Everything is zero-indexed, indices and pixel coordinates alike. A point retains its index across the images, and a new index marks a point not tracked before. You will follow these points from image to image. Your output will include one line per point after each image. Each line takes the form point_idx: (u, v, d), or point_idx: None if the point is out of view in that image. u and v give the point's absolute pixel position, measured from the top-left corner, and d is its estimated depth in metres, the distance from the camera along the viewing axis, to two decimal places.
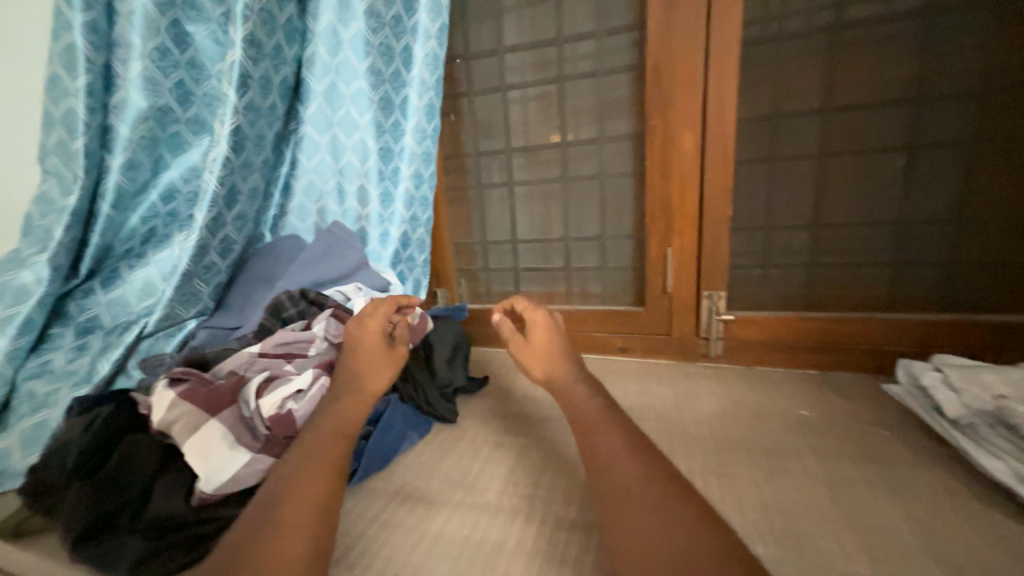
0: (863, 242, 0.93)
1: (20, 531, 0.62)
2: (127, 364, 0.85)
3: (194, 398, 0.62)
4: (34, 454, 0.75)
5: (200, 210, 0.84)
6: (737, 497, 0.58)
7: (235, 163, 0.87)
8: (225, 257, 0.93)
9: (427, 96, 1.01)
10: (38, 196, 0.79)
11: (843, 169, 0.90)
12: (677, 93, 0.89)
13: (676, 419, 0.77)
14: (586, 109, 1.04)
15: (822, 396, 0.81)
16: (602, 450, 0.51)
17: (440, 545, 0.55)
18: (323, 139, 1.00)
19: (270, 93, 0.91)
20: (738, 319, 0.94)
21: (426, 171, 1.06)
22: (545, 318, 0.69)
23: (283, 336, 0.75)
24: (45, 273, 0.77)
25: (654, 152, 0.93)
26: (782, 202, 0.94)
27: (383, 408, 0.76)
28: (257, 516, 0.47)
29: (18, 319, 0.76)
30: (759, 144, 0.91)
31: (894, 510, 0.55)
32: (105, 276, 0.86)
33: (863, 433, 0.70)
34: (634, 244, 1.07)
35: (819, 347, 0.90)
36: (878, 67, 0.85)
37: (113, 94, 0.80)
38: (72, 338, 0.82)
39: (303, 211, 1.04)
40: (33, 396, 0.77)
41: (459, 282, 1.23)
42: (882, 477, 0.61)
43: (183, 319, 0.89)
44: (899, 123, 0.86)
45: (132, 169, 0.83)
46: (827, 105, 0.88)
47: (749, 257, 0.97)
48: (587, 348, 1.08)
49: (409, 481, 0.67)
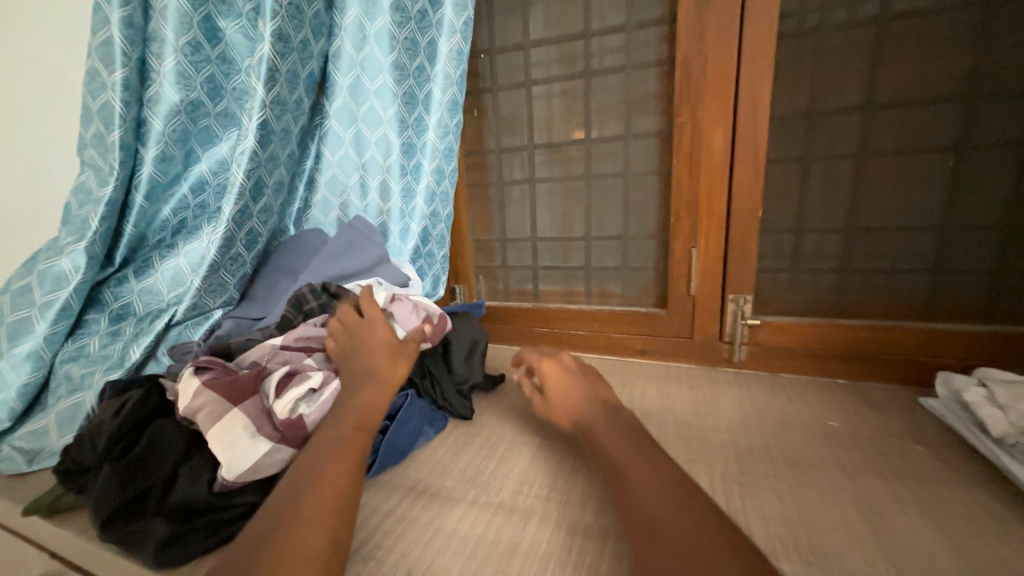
0: (903, 247, 0.88)
1: (54, 509, 0.63)
2: (157, 350, 0.86)
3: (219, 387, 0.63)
4: (69, 435, 0.77)
5: (228, 203, 0.86)
6: (760, 510, 0.56)
7: (262, 156, 0.88)
8: (250, 249, 0.94)
9: (450, 92, 1.02)
10: (77, 187, 0.82)
11: (884, 169, 0.86)
12: (708, 89, 0.86)
13: (697, 425, 0.75)
14: (612, 105, 1.02)
15: (853, 408, 0.78)
16: (625, 467, 0.50)
17: (454, 543, 0.54)
18: (347, 134, 1.01)
19: (297, 88, 0.92)
20: (764, 324, 0.91)
21: (447, 167, 1.07)
22: (554, 370, 0.71)
23: (303, 330, 0.77)
24: (83, 261, 0.80)
25: (681, 150, 0.90)
26: (816, 203, 0.90)
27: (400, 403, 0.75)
28: (279, 504, 0.48)
29: (57, 305, 0.80)
30: (793, 143, 0.88)
31: (931, 531, 0.52)
32: (138, 265, 0.90)
33: (897, 448, 0.67)
34: (656, 245, 1.04)
35: (850, 356, 0.86)
36: (928, 62, 0.80)
37: (148, 88, 0.83)
38: (106, 325, 0.86)
39: (326, 205, 1.06)
40: (70, 378, 0.81)
41: (478, 279, 1.23)
42: (918, 495, 0.57)
43: (210, 308, 0.91)
44: (948, 121, 0.81)
45: (164, 161, 0.85)
46: (869, 102, 0.84)
47: (779, 260, 0.93)
48: (605, 349, 1.06)
49: (424, 477, 0.67)
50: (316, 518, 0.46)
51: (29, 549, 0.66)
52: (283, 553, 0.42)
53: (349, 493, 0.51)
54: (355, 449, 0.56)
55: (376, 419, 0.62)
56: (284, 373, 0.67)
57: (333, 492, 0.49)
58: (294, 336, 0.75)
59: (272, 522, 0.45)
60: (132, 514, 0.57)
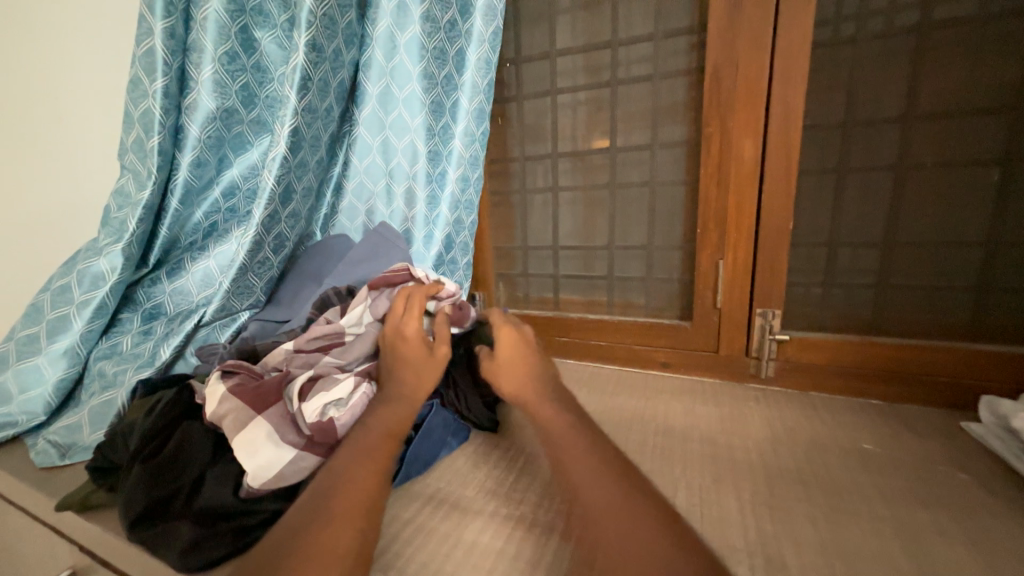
0: (946, 264, 0.84)
1: (85, 505, 0.64)
2: (185, 350, 0.88)
3: (245, 394, 0.64)
4: (99, 431, 0.79)
5: (258, 207, 0.88)
6: (792, 535, 0.54)
7: (292, 162, 0.90)
8: (278, 253, 0.96)
9: (477, 100, 1.03)
10: (117, 190, 0.86)
11: (926, 182, 0.82)
12: (739, 98, 0.84)
13: (724, 443, 0.73)
14: (639, 113, 1.01)
15: (889, 430, 0.74)
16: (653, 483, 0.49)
17: (474, 555, 0.54)
18: (375, 141, 1.03)
19: (327, 96, 0.94)
20: (794, 340, 0.88)
21: (472, 175, 1.08)
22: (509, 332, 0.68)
23: (314, 333, 0.75)
24: (119, 262, 0.83)
25: (709, 160, 0.89)
26: (851, 216, 0.87)
27: (426, 412, 0.75)
28: (311, 508, 0.47)
29: (94, 304, 0.83)
30: (827, 154, 0.85)
31: (979, 565, 0.49)
32: (170, 266, 0.92)
33: (940, 476, 0.63)
34: (682, 255, 1.03)
35: (887, 376, 0.83)
36: (976, 70, 0.77)
37: (186, 96, 0.85)
38: (139, 324, 0.89)
39: (353, 211, 1.07)
40: (103, 375, 0.83)
41: (498, 287, 1.23)
42: (965, 527, 0.54)
43: (237, 310, 0.93)
44: (997, 133, 0.77)
45: (199, 166, 0.88)
46: (910, 112, 0.81)
47: (810, 274, 0.90)
48: (627, 361, 1.05)
49: (443, 487, 0.67)
50: (339, 524, 0.46)
51: (59, 540, 0.68)
52: (304, 559, 0.42)
53: (371, 502, 0.50)
54: (378, 457, 0.56)
55: (399, 426, 0.62)
56: (310, 376, 0.68)
57: (354, 500, 0.49)
58: (312, 338, 0.74)
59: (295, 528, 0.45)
60: (159, 513, 0.58)
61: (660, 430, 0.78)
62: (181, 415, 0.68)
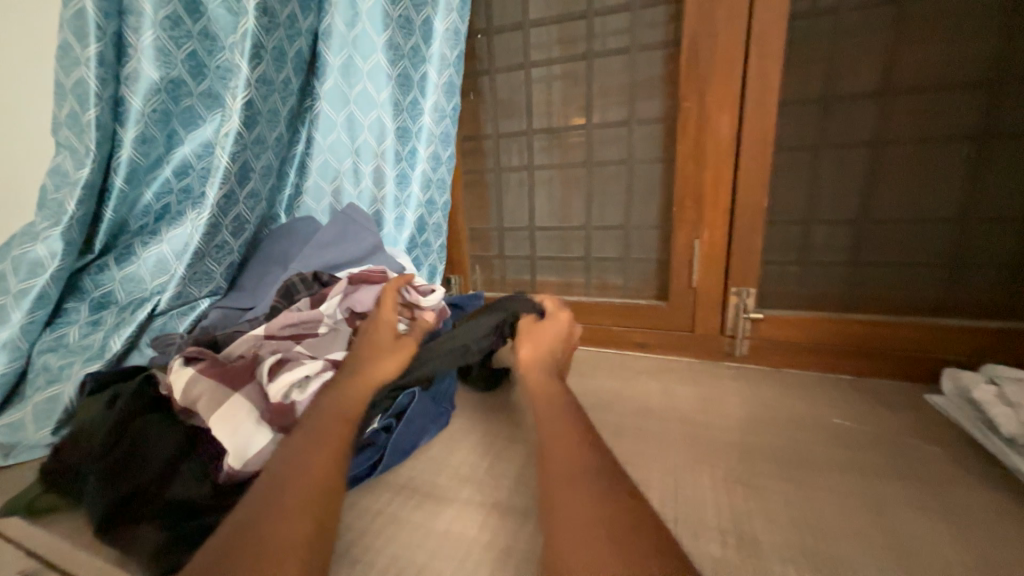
0: (914, 240, 0.85)
1: (32, 510, 0.61)
2: (139, 341, 0.83)
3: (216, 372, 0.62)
4: (47, 429, 0.74)
5: (213, 187, 0.82)
6: (764, 511, 0.54)
7: (247, 138, 0.84)
8: (238, 237, 0.91)
9: (448, 73, 0.98)
10: (52, 169, 0.78)
11: (897, 159, 0.83)
12: (716, 72, 0.82)
13: (699, 422, 0.73)
14: (615, 88, 0.98)
15: (858, 404, 0.76)
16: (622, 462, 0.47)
17: (447, 545, 0.52)
18: (339, 117, 0.97)
19: (284, 67, 0.88)
20: (768, 318, 0.88)
21: (444, 153, 1.03)
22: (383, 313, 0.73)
23: (288, 317, 0.72)
24: (59, 247, 0.76)
25: (687, 137, 0.87)
26: (825, 193, 0.87)
27: (406, 401, 0.70)
28: (263, 499, 0.44)
29: (33, 294, 0.76)
30: (803, 130, 0.84)
31: (942, 534, 0.50)
32: (119, 252, 0.86)
33: (906, 448, 0.65)
34: (659, 234, 1.01)
35: (857, 352, 0.84)
36: (948, 44, 0.77)
37: (125, 65, 0.78)
38: (87, 314, 0.83)
39: (318, 191, 1.02)
40: (48, 369, 0.77)
41: (474, 270, 1.20)
42: (928, 497, 0.55)
43: (195, 298, 0.87)
44: (966, 109, 0.78)
45: (145, 143, 0.81)
46: (884, 87, 0.80)
47: (785, 252, 0.90)
48: (604, 342, 1.04)
49: (417, 475, 0.65)
50: (299, 515, 0.43)
51: None
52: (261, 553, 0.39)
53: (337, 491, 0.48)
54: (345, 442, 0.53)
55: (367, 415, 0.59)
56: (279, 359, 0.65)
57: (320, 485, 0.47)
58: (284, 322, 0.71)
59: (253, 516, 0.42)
60: (120, 516, 0.53)
61: (636, 410, 0.78)
62: (146, 408, 0.64)
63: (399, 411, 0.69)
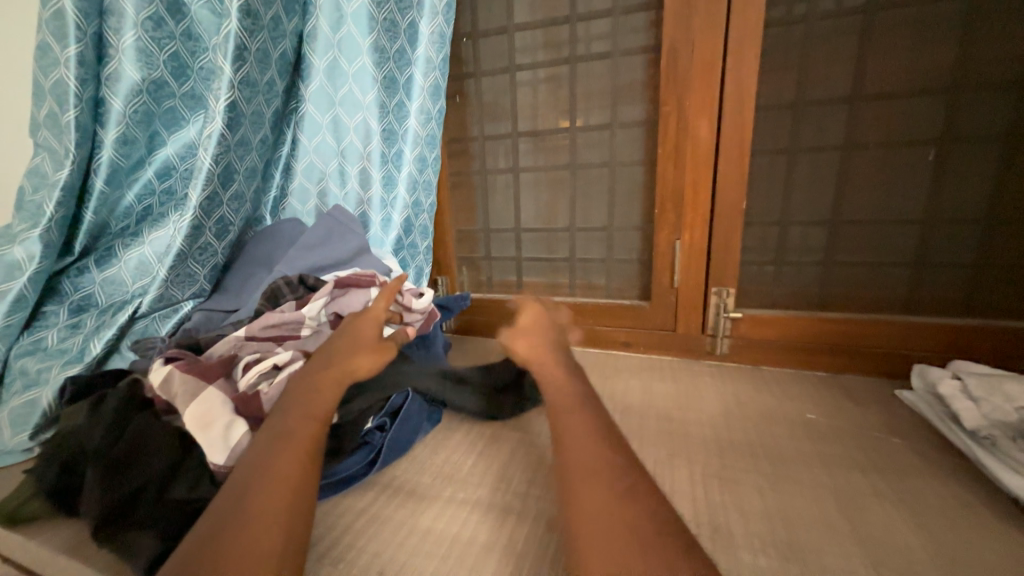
0: (885, 241, 0.88)
1: (16, 518, 0.58)
2: (121, 344, 0.83)
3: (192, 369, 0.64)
4: (26, 433, 0.73)
5: (195, 189, 0.82)
6: (738, 504, 0.56)
7: (231, 140, 0.84)
8: (221, 239, 0.90)
9: (433, 76, 0.99)
10: (30, 170, 0.77)
11: (868, 162, 0.85)
12: (695, 77, 0.84)
13: (678, 419, 0.75)
14: (598, 92, 1.00)
15: (831, 400, 0.78)
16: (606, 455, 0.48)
17: (429, 542, 0.53)
18: (324, 119, 0.97)
19: (267, 68, 0.88)
20: (746, 317, 0.90)
21: (430, 155, 1.04)
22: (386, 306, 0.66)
23: (269, 318, 0.73)
24: (38, 249, 0.75)
25: (667, 140, 0.89)
26: (801, 196, 0.90)
27: (400, 400, 0.71)
28: (224, 510, 0.44)
29: (10, 296, 0.75)
30: (778, 134, 0.87)
31: (905, 523, 0.52)
32: (99, 254, 0.85)
33: (874, 441, 0.67)
34: (642, 236, 1.03)
35: (831, 349, 0.87)
36: (915, 53, 0.80)
37: (106, 66, 0.78)
38: (66, 317, 0.82)
39: (304, 193, 1.01)
40: (25, 373, 0.76)
41: (460, 271, 1.21)
42: (894, 488, 0.58)
43: (178, 300, 0.87)
44: (931, 115, 0.81)
45: (126, 144, 0.81)
46: (855, 94, 0.83)
47: (763, 253, 0.93)
48: (589, 342, 1.05)
49: (400, 474, 0.66)
50: (265, 524, 0.43)
51: None
52: (226, 561, 0.40)
53: (305, 490, 0.48)
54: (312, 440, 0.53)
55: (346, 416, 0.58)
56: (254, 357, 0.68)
57: (285, 485, 0.47)
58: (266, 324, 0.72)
59: (219, 524, 0.43)
60: (122, 516, 0.52)
61: (618, 407, 0.79)
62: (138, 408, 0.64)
63: (393, 410, 0.70)
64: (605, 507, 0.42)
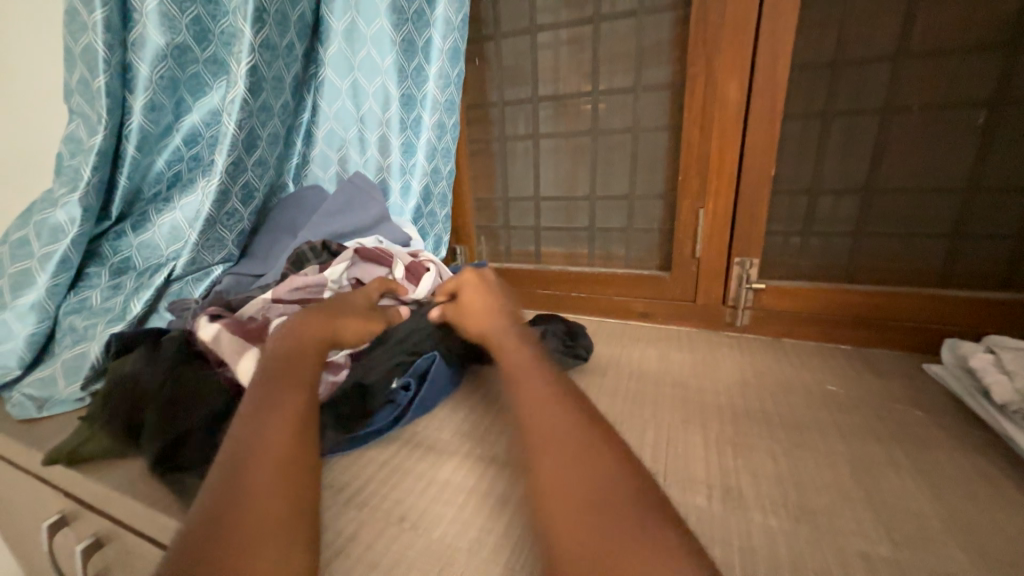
0: (923, 210, 0.84)
1: (74, 458, 0.63)
2: (158, 305, 0.87)
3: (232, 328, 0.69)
4: (77, 384, 0.79)
5: (221, 154, 0.84)
6: (750, 468, 0.56)
7: (253, 106, 0.85)
8: (247, 205, 0.93)
9: (452, 38, 0.97)
10: (67, 136, 0.80)
11: (911, 126, 0.80)
12: (726, 34, 0.80)
13: (694, 387, 0.75)
14: (623, 53, 0.96)
15: (853, 372, 0.77)
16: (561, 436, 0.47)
17: (447, 492, 0.56)
18: (344, 84, 0.96)
19: (287, 32, 0.88)
20: (769, 288, 0.89)
21: (449, 121, 1.03)
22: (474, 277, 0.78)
23: (297, 283, 0.75)
24: (78, 213, 0.79)
25: (693, 103, 0.86)
26: (834, 162, 0.86)
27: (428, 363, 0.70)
28: (217, 507, 0.39)
29: (56, 257, 0.80)
30: (814, 96, 0.82)
31: (921, 492, 0.52)
32: (135, 219, 0.88)
33: (895, 413, 0.66)
34: (664, 204, 1.01)
35: (857, 322, 0.84)
36: (973, 2, 0.73)
37: (131, 30, 0.78)
38: (107, 279, 0.86)
39: (325, 160, 1.02)
40: (74, 329, 0.82)
41: (479, 240, 1.21)
42: (913, 459, 0.57)
43: (210, 264, 0.90)
44: (985, 73, 0.75)
45: (154, 110, 0.83)
46: (901, 50, 0.77)
47: (790, 223, 0.90)
48: (607, 312, 1.05)
49: (420, 431, 0.69)
50: (266, 517, 0.39)
51: (44, 490, 0.68)
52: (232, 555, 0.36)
53: (309, 455, 0.46)
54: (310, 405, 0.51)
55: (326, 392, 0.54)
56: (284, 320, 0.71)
57: (283, 454, 0.44)
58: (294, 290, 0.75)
59: (219, 497, 0.40)
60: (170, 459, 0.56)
61: (634, 375, 0.80)
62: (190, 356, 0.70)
63: (421, 371, 0.70)
64: (580, 475, 0.41)
